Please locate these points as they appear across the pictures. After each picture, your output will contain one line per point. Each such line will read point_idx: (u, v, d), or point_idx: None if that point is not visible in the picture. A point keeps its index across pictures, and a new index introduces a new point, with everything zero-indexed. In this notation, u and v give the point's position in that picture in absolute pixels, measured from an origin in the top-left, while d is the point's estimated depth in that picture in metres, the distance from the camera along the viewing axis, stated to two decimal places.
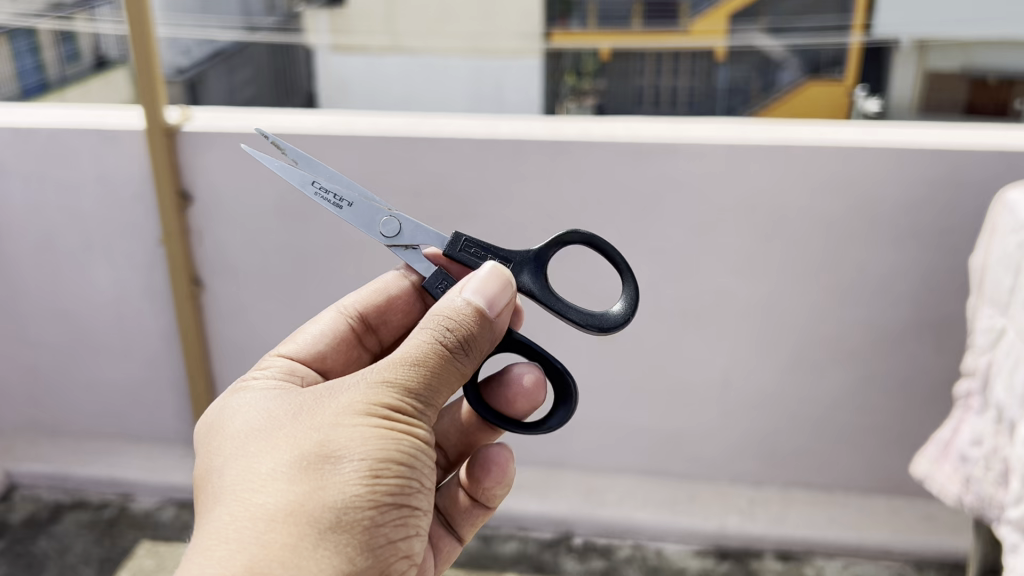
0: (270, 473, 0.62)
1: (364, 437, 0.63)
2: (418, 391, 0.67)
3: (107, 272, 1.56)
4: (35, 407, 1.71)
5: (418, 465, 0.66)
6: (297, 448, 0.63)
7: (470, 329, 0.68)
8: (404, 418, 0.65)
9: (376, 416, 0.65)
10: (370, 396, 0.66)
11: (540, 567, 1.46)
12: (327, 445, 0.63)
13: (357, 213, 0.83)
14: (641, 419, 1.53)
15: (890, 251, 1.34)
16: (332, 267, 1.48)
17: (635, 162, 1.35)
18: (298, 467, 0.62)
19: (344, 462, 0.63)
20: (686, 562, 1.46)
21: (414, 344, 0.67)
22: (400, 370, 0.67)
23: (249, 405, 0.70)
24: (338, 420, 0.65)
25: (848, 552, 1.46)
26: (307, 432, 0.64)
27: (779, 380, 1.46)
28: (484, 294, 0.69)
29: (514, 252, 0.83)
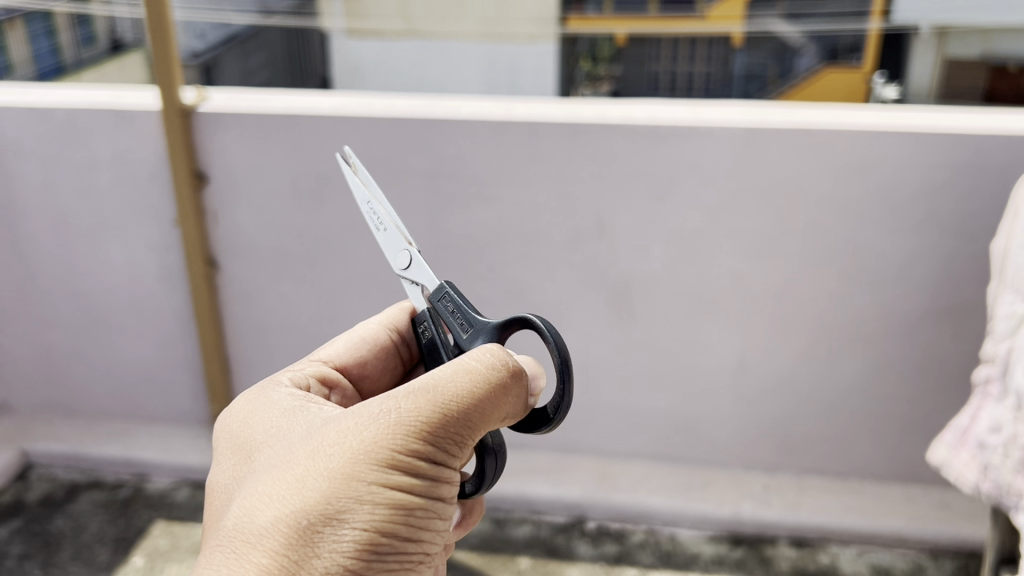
0: (266, 526, 0.54)
1: (374, 498, 0.55)
2: (447, 442, 0.58)
3: (123, 254, 1.56)
4: (51, 387, 1.73)
5: (429, 525, 0.59)
6: (302, 500, 0.55)
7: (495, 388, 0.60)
8: (425, 473, 0.57)
9: (395, 468, 0.56)
10: (393, 440, 0.56)
11: (553, 551, 1.46)
12: (334, 504, 0.55)
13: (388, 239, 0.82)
14: (655, 404, 1.52)
15: (909, 236, 1.32)
16: (348, 249, 1.47)
17: (652, 145, 1.34)
18: (297, 525, 0.54)
19: (346, 527, 0.55)
20: (700, 547, 1.46)
21: (457, 386, 0.59)
22: (432, 416, 0.58)
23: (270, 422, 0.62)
24: (353, 469, 0.55)
25: (862, 540, 1.45)
26: (316, 480, 0.55)
27: (798, 367, 1.45)
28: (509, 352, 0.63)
29: (476, 317, 0.74)
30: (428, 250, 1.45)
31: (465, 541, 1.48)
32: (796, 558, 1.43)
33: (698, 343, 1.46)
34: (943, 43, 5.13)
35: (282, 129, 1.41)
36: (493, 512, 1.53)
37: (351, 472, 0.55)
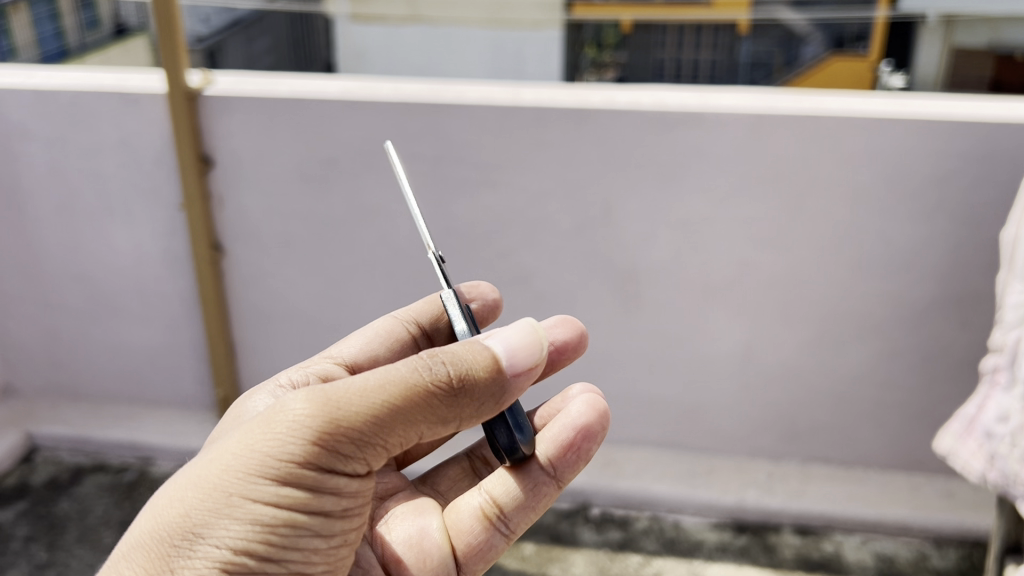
0: (135, 538, 0.61)
1: (246, 508, 0.59)
2: (322, 464, 0.59)
3: (129, 237, 1.56)
4: (56, 370, 1.73)
5: (305, 542, 0.61)
6: (180, 503, 0.60)
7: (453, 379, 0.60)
8: (291, 493, 0.59)
9: (263, 478, 0.59)
10: (272, 449, 0.59)
11: (557, 537, 1.46)
12: (202, 514, 0.59)
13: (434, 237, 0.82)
14: (660, 392, 1.52)
15: (918, 225, 1.32)
16: (354, 234, 1.47)
17: (659, 131, 1.33)
18: (157, 540, 0.60)
19: (200, 546, 0.59)
20: (704, 535, 1.46)
21: (354, 399, 0.59)
22: (299, 441, 0.58)
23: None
24: (228, 475, 0.59)
25: (867, 528, 1.45)
26: (194, 486, 0.60)
27: (806, 355, 1.44)
28: (514, 349, 0.62)
29: None
30: (435, 235, 1.45)
31: None
32: (800, 545, 1.43)
33: (704, 330, 1.45)
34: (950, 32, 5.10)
35: (289, 113, 1.40)
36: None
37: (223, 481, 0.59)
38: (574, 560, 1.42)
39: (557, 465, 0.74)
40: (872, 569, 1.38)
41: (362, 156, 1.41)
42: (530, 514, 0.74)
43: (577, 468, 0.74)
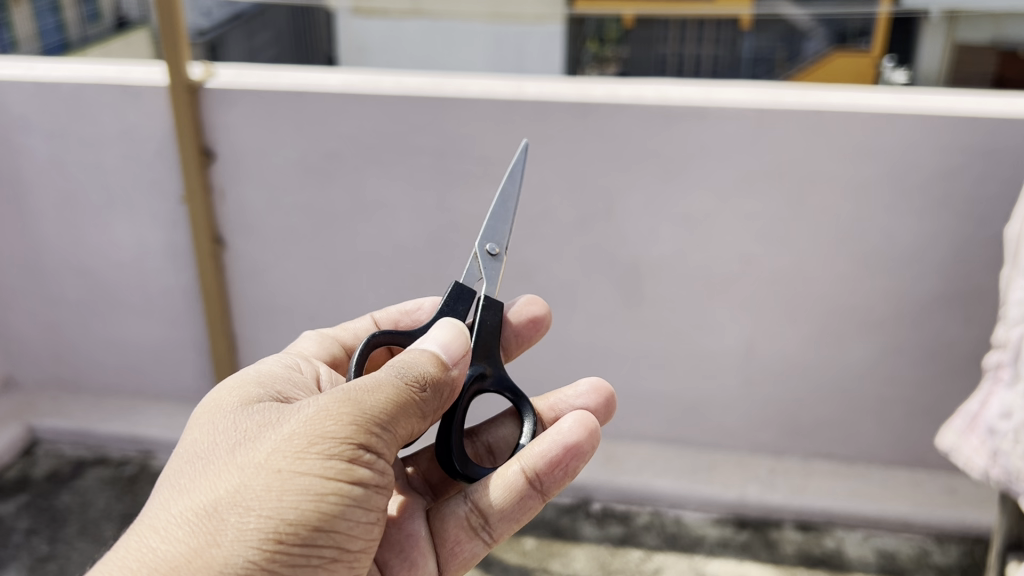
0: (179, 516, 0.63)
1: (291, 481, 0.63)
2: (360, 441, 0.66)
3: (130, 231, 1.55)
4: (57, 363, 1.73)
5: (349, 516, 0.65)
6: (222, 488, 0.64)
7: (437, 374, 0.72)
8: (337, 466, 0.65)
9: (309, 454, 0.65)
10: (311, 428, 0.66)
11: (558, 532, 1.46)
12: (247, 488, 0.63)
13: (491, 222, 0.93)
14: (661, 387, 1.52)
15: (922, 220, 1.31)
16: (356, 228, 1.47)
17: (663, 125, 1.32)
18: (206, 514, 0.62)
19: (253, 514, 0.62)
20: (705, 530, 1.46)
21: (371, 385, 0.68)
22: (339, 420, 0.66)
23: (206, 421, 0.72)
24: (273, 456, 0.65)
25: (868, 524, 1.44)
26: (236, 471, 0.64)
27: (810, 350, 1.44)
28: (446, 344, 0.74)
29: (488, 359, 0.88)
30: (438, 229, 1.44)
31: None
32: (802, 541, 1.43)
33: (706, 325, 1.45)
34: (954, 28, 5.08)
35: (291, 106, 1.40)
36: None
37: (270, 461, 0.64)
38: (575, 555, 1.42)
39: (544, 480, 0.76)
40: (874, 565, 1.38)
41: (364, 150, 1.41)
42: (514, 525, 0.77)
43: (562, 482, 0.76)
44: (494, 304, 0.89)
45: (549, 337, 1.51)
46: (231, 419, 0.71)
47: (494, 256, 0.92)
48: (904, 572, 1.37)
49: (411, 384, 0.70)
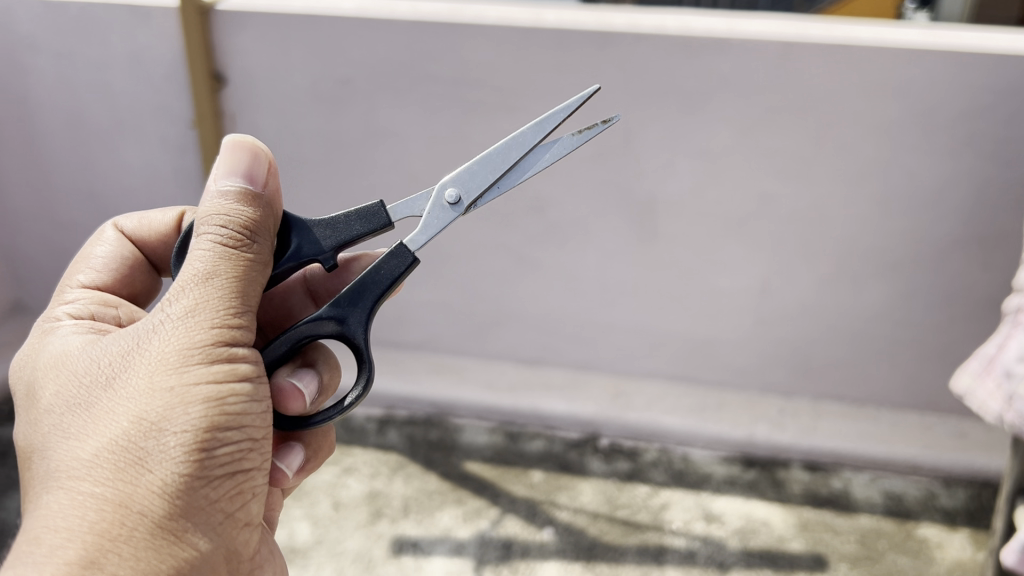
0: (90, 459, 0.60)
1: (184, 398, 0.62)
2: (226, 337, 0.65)
3: (138, 156, 1.54)
4: None
5: (248, 409, 0.66)
6: (116, 427, 0.61)
7: (250, 216, 0.68)
8: (220, 367, 0.64)
9: (189, 366, 0.63)
10: (180, 342, 0.63)
11: (566, 466, 1.48)
12: (146, 418, 0.61)
13: (473, 167, 0.84)
14: (674, 326, 1.51)
15: (946, 160, 1.28)
16: (369, 155, 1.45)
17: (684, 59, 1.29)
18: (120, 449, 0.60)
19: (168, 435, 0.61)
20: (711, 468, 1.46)
21: (207, 270, 0.65)
22: (203, 327, 0.64)
23: (58, 362, 0.67)
24: (155, 381, 0.62)
25: (876, 466, 1.45)
26: (123, 404, 0.62)
27: (825, 292, 1.42)
28: (235, 171, 0.68)
29: (342, 306, 0.77)
30: (451, 160, 1.42)
31: (478, 453, 1.50)
32: (809, 481, 1.43)
33: (721, 264, 1.44)
34: None
35: (303, 31, 1.36)
36: (508, 427, 1.55)
37: (152, 385, 0.62)
38: (581, 489, 1.43)
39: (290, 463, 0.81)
40: (880, 506, 1.38)
41: (379, 77, 1.38)
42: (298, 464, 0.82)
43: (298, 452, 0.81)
44: (405, 255, 0.78)
45: (562, 272, 1.50)
46: (81, 355, 0.66)
47: (451, 206, 0.83)
48: (910, 513, 1.37)
49: (239, 245, 0.67)
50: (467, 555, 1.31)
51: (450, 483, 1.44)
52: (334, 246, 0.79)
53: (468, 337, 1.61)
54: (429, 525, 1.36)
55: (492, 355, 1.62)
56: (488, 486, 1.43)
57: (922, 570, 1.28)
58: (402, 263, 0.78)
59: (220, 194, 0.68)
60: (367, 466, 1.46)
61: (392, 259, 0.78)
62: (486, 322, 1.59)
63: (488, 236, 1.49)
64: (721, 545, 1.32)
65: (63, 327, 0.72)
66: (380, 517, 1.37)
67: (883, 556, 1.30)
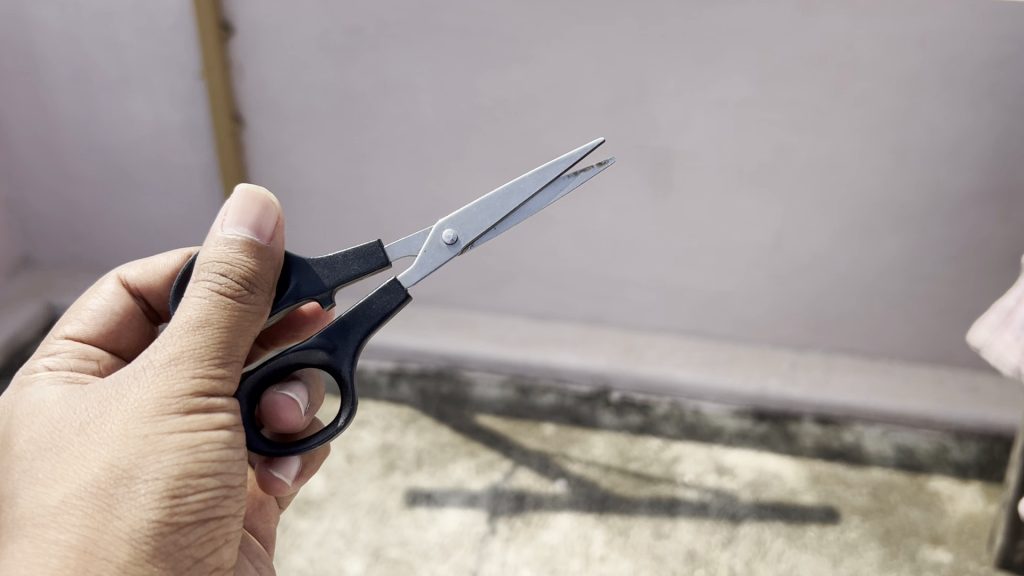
0: (61, 505, 0.67)
1: (157, 450, 0.69)
2: (204, 390, 0.71)
3: (146, 109, 1.52)
4: (77, 242, 1.73)
5: (223, 456, 0.73)
6: (89, 474, 0.68)
7: (250, 267, 0.73)
8: (195, 417, 0.70)
9: (163, 419, 0.69)
10: (155, 397, 0.69)
11: (578, 419, 1.48)
12: (118, 467, 0.68)
13: (475, 209, 0.90)
14: (687, 280, 1.51)
15: (966, 112, 1.26)
16: (379, 107, 1.43)
17: (702, 7, 1.25)
18: (91, 496, 0.67)
19: (139, 482, 0.68)
20: (723, 421, 1.47)
21: (197, 320, 0.71)
22: (182, 385, 0.70)
23: (36, 409, 0.74)
24: (127, 434, 0.68)
25: (888, 420, 1.45)
26: (96, 451, 0.68)
27: (839, 247, 1.42)
28: (243, 221, 0.74)
29: (331, 336, 0.86)
30: (463, 113, 1.41)
31: (490, 406, 1.50)
32: (821, 435, 1.44)
33: (735, 218, 1.42)
34: None
35: None
36: (519, 381, 1.55)
37: (126, 434, 0.68)
38: (593, 442, 1.43)
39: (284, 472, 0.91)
40: (892, 460, 1.39)
41: (388, 27, 1.35)
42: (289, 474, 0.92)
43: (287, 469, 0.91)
44: (397, 292, 0.87)
45: (574, 226, 1.49)
46: (59, 405, 0.73)
47: (449, 246, 0.90)
48: (922, 467, 1.37)
49: (235, 294, 0.72)
50: (481, 507, 1.31)
51: (462, 436, 1.44)
52: (331, 285, 0.85)
53: (479, 292, 1.61)
54: (443, 477, 1.36)
55: (504, 310, 1.63)
56: (501, 439, 1.43)
57: (933, 522, 1.28)
58: (393, 299, 0.87)
59: (224, 242, 0.73)
60: (379, 420, 1.46)
61: (383, 298, 0.87)
62: (497, 277, 1.59)
63: (501, 190, 1.48)
64: (733, 497, 1.32)
65: (41, 381, 0.79)
66: (393, 469, 1.37)
67: (895, 508, 1.30)
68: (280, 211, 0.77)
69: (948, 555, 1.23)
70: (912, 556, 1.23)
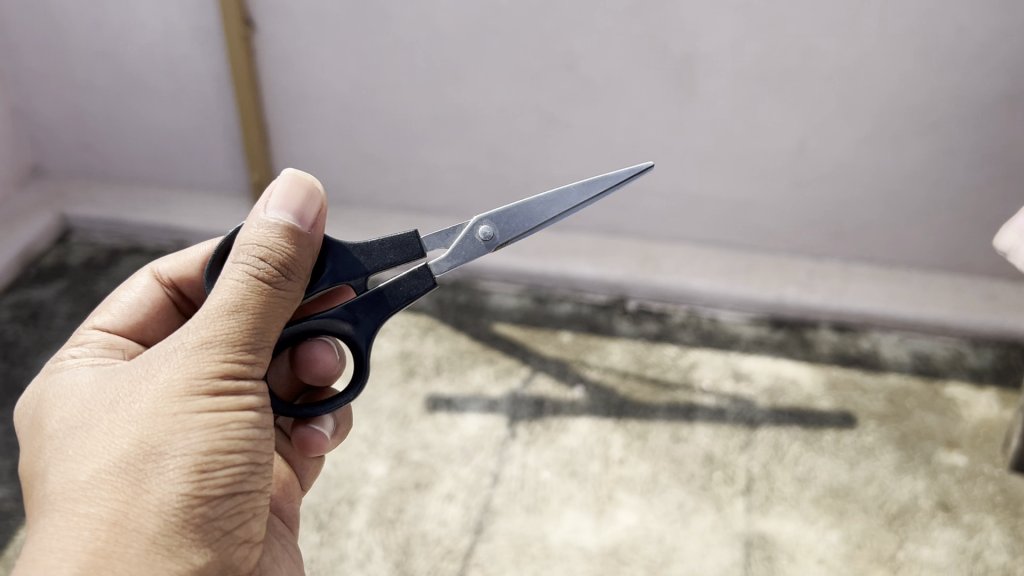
0: (89, 480, 0.63)
1: (186, 426, 0.64)
2: (236, 368, 0.67)
3: (154, 13, 1.48)
4: (87, 151, 1.72)
5: (251, 435, 0.68)
6: (118, 449, 0.63)
7: (289, 252, 0.69)
8: (225, 396, 0.66)
9: (194, 395, 0.65)
10: (186, 372, 0.65)
11: (595, 327, 1.48)
12: (148, 442, 0.63)
13: (513, 210, 0.85)
14: (706, 188, 1.50)
15: (999, 13, 1.23)
16: (394, 10, 1.40)
17: None
18: (121, 470, 0.63)
19: (167, 458, 0.63)
20: (740, 329, 1.47)
21: (229, 302, 0.66)
22: (211, 359, 0.65)
23: (68, 391, 0.70)
24: (157, 408, 0.64)
25: (905, 327, 1.45)
26: (126, 427, 0.64)
27: (855, 150, 1.40)
28: (286, 205, 0.69)
29: (356, 309, 0.81)
30: (481, 15, 1.38)
31: (507, 315, 1.51)
32: (837, 342, 1.44)
33: (758, 123, 1.41)
34: None
35: None
36: (536, 291, 1.55)
37: (156, 409, 0.64)
38: (611, 349, 1.44)
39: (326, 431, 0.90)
40: (908, 366, 1.40)
41: None
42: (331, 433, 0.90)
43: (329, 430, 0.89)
44: (425, 277, 0.82)
45: (593, 133, 1.47)
46: (91, 385, 0.69)
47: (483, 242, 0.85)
48: (939, 373, 1.39)
49: (271, 280, 0.68)
50: (500, 412, 1.32)
51: (481, 344, 1.44)
52: (369, 270, 0.81)
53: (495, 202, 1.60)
54: (462, 383, 1.37)
55: None
56: (519, 347, 1.44)
57: (949, 427, 1.29)
58: (422, 285, 0.82)
59: (264, 226, 0.69)
60: (398, 327, 1.47)
61: (412, 281, 0.81)
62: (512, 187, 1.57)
63: (519, 96, 1.45)
64: (750, 402, 1.33)
65: (70, 368, 0.74)
66: (413, 376, 1.38)
67: (912, 413, 1.32)
68: (323, 199, 0.73)
69: (964, 458, 1.25)
70: (928, 460, 1.24)
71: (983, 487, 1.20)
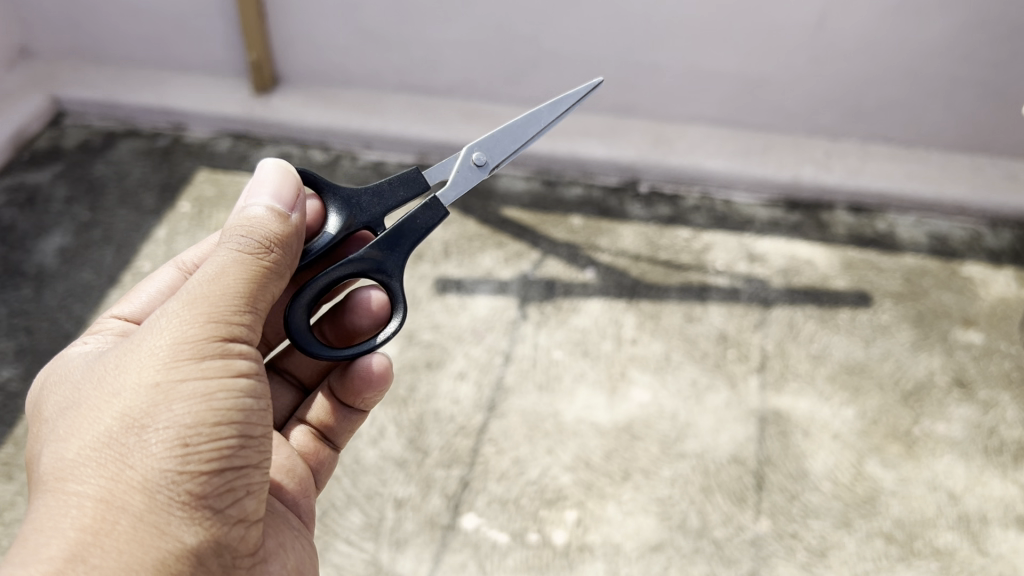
0: (75, 458, 0.57)
1: (170, 396, 0.58)
2: (223, 335, 0.61)
3: None
4: (76, 32, 1.65)
5: (244, 407, 0.61)
6: (104, 424, 0.58)
7: (275, 232, 0.66)
8: (212, 365, 0.60)
9: (179, 363, 0.59)
10: (171, 339, 0.59)
11: (606, 210, 1.45)
12: (132, 414, 0.57)
13: (498, 134, 0.85)
14: (721, 65, 1.45)
15: None
16: None
17: None
18: (105, 446, 0.57)
19: (151, 431, 0.57)
20: (754, 211, 1.44)
21: (213, 274, 0.62)
22: (196, 323, 0.60)
23: (63, 377, 0.65)
24: (141, 379, 0.58)
25: (922, 208, 1.43)
26: (111, 400, 0.58)
27: (881, 23, 1.35)
28: (268, 189, 0.68)
29: (380, 254, 0.77)
30: None
31: (516, 199, 1.47)
32: (854, 223, 1.41)
33: None
34: None
35: None
36: (544, 175, 1.51)
37: (140, 380, 0.58)
38: (622, 232, 1.41)
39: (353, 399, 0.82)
40: (925, 246, 1.38)
41: None
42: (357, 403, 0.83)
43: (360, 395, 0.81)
44: (439, 208, 0.79)
45: (605, 8, 1.41)
46: (85, 366, 0.64)
47: (477, 168, 0.84)
48: (955, 253, 1.37)
49: (256, 255, 0.64)
50: (511, 293, 1.30)
51: (490, 227, 1.41)
52: (383, 212, 0.80)
53: (502, 82, 1.55)
54: (471, 266, 1.35)
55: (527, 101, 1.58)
56: (528, 230, 1.41)
57: (965, 306, 1.28)
58: (436, 215, 0.79)
59: (248, 210, 0.66)
60: None
61: (429, 208, 0.79)
62: (519, 66, 1.52)
63: None
64: (765, 282, 1.31)
65: (73, 354, 0.70)
66: (422, 259, 1.36)
67: (928, 292, 1.30)
68: (303, 188, 0.71)
69: (980, 335, 1.24)
70: (943, 337, 1.23)
71: (999, 364, 1.20)
